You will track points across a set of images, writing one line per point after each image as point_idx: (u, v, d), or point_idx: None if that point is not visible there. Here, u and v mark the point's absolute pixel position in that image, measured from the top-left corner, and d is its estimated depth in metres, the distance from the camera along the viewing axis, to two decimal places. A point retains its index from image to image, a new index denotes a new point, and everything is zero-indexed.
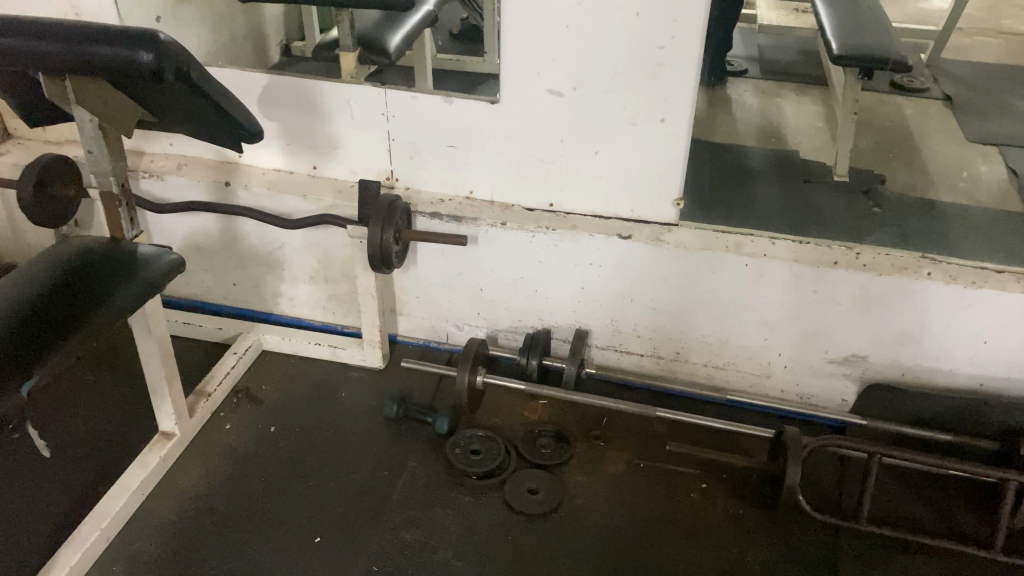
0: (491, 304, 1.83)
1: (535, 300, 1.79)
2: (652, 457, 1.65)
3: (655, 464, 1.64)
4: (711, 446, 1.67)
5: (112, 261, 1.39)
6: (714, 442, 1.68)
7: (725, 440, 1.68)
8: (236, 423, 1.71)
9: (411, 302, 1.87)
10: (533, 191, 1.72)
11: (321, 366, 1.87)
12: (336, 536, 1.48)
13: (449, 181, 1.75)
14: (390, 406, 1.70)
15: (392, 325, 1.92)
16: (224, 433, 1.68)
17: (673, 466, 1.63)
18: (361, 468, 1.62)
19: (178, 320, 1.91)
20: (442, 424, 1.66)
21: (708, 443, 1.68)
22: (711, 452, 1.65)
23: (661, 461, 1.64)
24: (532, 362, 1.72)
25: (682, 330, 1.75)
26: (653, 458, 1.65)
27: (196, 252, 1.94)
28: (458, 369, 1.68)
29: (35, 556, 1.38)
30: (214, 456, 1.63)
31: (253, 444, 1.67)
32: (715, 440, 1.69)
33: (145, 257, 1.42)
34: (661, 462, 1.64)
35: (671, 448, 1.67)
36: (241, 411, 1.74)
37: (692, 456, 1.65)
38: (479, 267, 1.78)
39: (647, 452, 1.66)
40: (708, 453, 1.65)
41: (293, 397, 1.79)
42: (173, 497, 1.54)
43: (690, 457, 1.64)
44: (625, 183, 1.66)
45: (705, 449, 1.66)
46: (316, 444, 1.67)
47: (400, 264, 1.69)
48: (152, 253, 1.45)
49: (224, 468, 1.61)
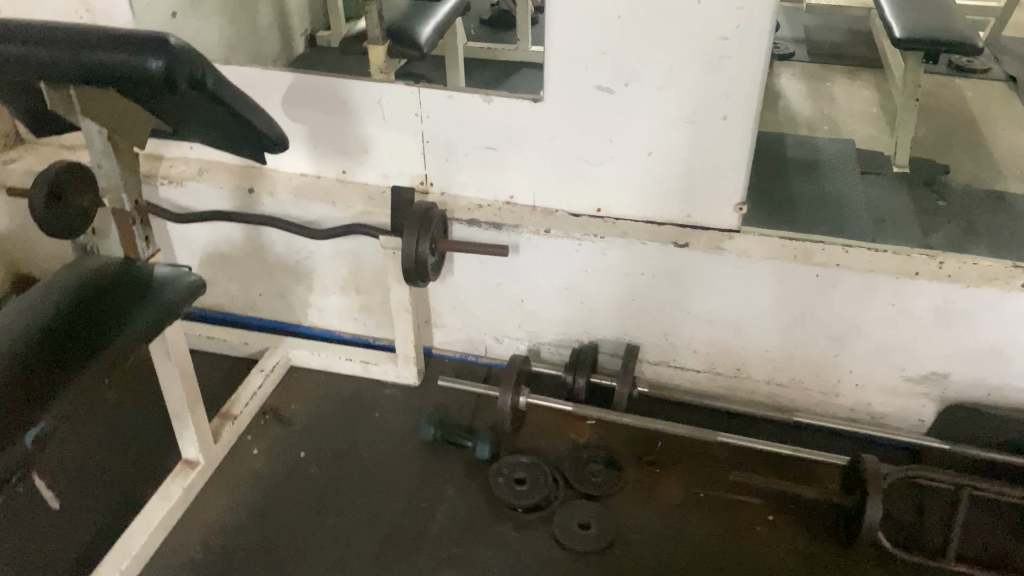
0: (533, 317, 1.70)
1: (581, 312, 1.66)
2: (711, 486, 1.52)
3: (716, 493, 1.50)
4: (776, 474, 1.53)
5: (127, 284, 1.28)
6: (779, 469, 1.54)
7: (790, 467, 1.55)
8: (263, 448, 1.60)
9: (447, 314, 1.74)
10: (579, 196, 1.59)
11: (353, 383, 1.75)
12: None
13: (488, 186, 1.62)
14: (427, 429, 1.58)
15: (427, 338, 1.80)
16: (251, 459, 1.58)
17: (736, 496, 1.50)
18: (397, 498, 1.51)
19: (202, 334, 1.80)
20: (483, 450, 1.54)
21: (772, 470, 1.54)
22: (777, 481, 1.52)
23: (722, 490, 1.51)
24: (580, 381, 1.60)
25: (743, 345, 1.61)
26: (713, 488, 1.51)
27: (219, 261, 1.83)
28: (500, 390, 1.56)
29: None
30: (241, 484, 1.52)
31: (282, 470, 1.56)
32: (779, 466, 1.55)
33: (161, 279, 1.30)
34: (722, 491, 1.51)
35: (733, 476, 1.53)
36: (269, 434, 1.63)
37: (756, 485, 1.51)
38: (521, 278, 1.65)
39: (706, 480, 1.53)
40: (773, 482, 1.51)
41: (324, 417, 1.67)
42: (197, 530, 1.44)
43: (753, 487, 1.51)
44: (681, 186, 1.52)
45: (769, 478, 1.52)
46: (349, 470, 1.56)
47: (436, 277, 1.56)
48: (169, 274, 1.32)
49: (251, 499, 1.50)
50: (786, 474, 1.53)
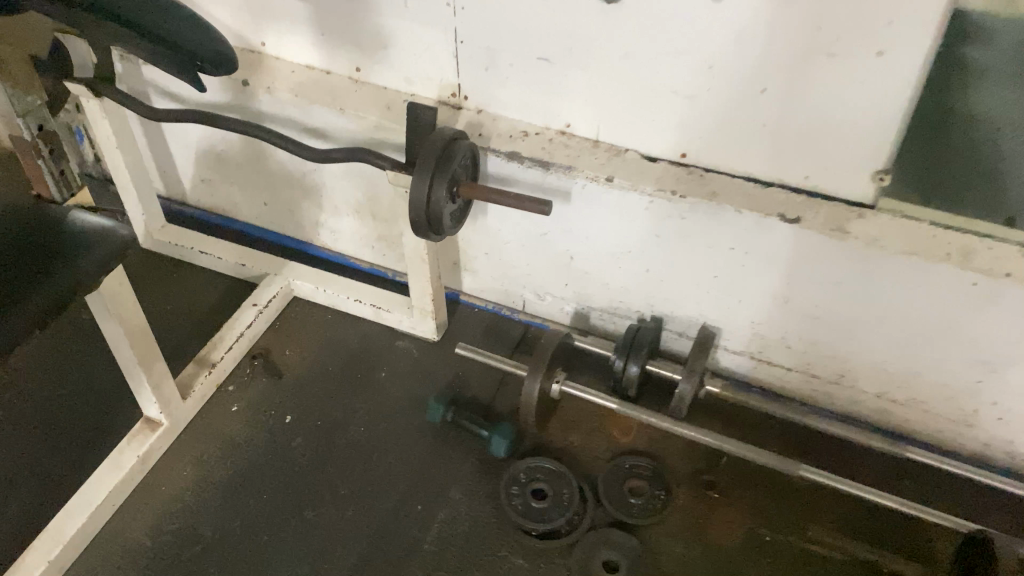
0: (584, 276, 1.34)
1: (645, 281, 1.30)
2: (775, 528, 1.19)
3: (780, 537, 1.18)
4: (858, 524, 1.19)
5: (36, 250, 0.95)
6: (864, 517, 1.20)
7: (880, 518, 1.20)
8: (243, 405, 1.34)
9: (480, 259, 1.41)
10: (658, 135, 1.17)
11: (361, 328, 1.46)
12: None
13: (538, 107, 1.22)
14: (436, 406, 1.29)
15: (455, 281, 1.47)
16: (227, 418, 1.32)
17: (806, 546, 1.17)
18: (389, 494, 1.23)
19: (193, 248, 1.52)
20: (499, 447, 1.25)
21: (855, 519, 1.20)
22: (859, 537, 1.17)
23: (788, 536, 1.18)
24: (632, 369, 1.26)
25: (851, 348, 1.23)
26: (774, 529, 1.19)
27: (218, 160, 1.51)
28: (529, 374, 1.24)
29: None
30: (210, 451, 1.28)
31: (262, 437, 1.30)
32: (863, 514, 1.21)
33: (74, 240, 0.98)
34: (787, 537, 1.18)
35: (806, 519, 1.20)
36: (254, 386, 1.37)
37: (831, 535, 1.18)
38: (572, 231, 1.28)
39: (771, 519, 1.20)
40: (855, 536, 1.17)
41: (320, 369, 1.40)
42: (152, 508, 1.21)
43: (829, 539, 1.17)
44: (800, 137, 1.09)
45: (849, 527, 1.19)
46: (338, 447, 1.29)
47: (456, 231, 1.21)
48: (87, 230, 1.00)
49: (218, 473, 1.25)
50: (871, 525, 1.19)
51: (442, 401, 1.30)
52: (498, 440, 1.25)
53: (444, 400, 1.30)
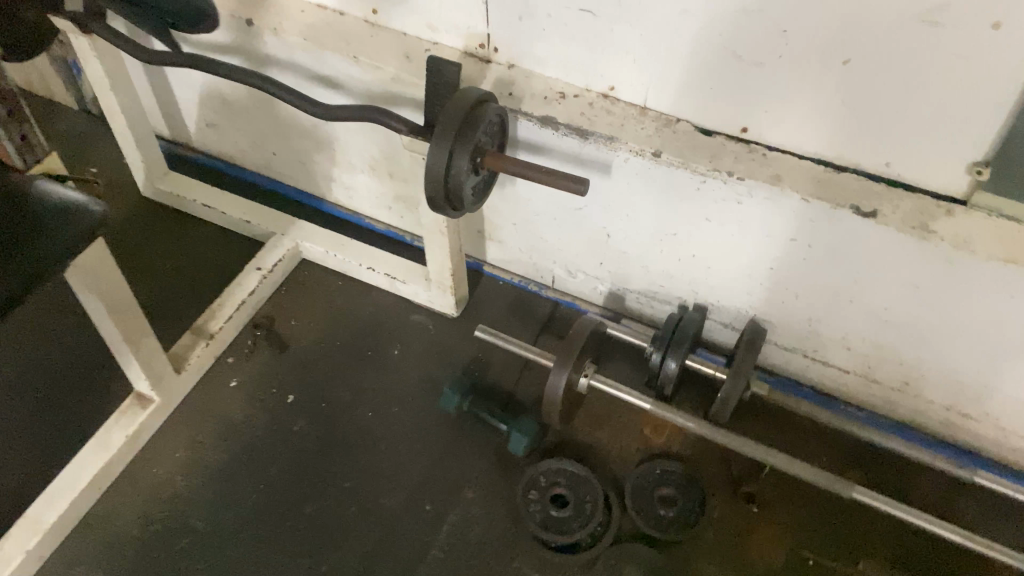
0: (622, 256, 1.20)
1: (690, 266, 1.15)
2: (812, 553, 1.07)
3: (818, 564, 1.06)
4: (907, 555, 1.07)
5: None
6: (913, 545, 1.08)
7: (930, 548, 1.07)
8: (244, 380, 1.24)
9: (506, 229, 1.27)
10: (716, 105, 1.01)
11: (374, 297, 1.34)
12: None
13: (578, 66, 1.06)
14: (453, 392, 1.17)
15: (478, 250, 1.33)
16: (225, 395, 1.22)
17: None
18: (396, 490, 1.13)
19: (196, 200, 1.39)
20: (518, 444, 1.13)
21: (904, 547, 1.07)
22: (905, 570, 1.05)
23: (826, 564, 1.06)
24: (671, 365, 1.12)
25: (922, 357, 1.08)
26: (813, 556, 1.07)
27: (223, 104, 1.37)
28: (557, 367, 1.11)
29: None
30: (206, 431, 1.18)
31: (263, 418, 1.20)
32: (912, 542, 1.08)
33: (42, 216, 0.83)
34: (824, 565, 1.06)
35: (848, 544, 1.08)
36: (255, 358, 1.26)
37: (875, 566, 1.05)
38: (612, 206, 1.14)
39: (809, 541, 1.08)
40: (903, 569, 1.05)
41: (328, 343, 1.28)
42: (140, 492, 1.12)
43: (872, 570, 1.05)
44: (886, 119, 0.92)
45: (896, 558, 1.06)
46: (343, 432, 1.18)
47: (478, 206, 1.07)
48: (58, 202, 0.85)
49: (214, 457, 1.16)
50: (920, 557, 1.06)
51: (459, 388, 1.18)
52: (518, 436, 1.13)
53: (460, 386, 1.18)
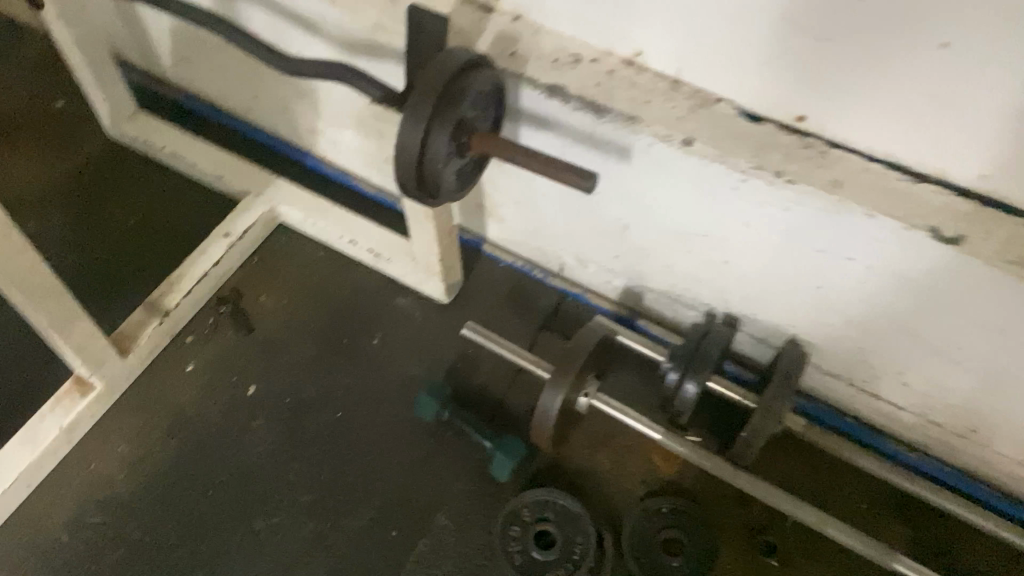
0: (641, 252, 1.01)
1: (721, 272, 0.96)
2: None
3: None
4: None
5: None
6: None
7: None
8: (201, 365, 1.09)
9: (509, 207, 1.08)
10: (766, 86, 0.79)
11: (356, 274, 1.17)
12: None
13: (595, 23, 0.84)
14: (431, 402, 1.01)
15: (478, 226, 1.15)
16: (179, 381, 1.08)
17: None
18: (363, 510, 0.99)
19: (163, 148, 1.22)
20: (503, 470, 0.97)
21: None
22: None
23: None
24: (691, 392, 0.94)
25: (995, 407, 0.89)
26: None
27: (193, 38, 1.18)
28: (554, 386, 0.93)
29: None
30: (154, 424, 1.04)
31: (221, 413, 1.05)
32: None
33: None
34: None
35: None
36: (217, 340, 1.11)
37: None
38: (632, 196, 0.94)
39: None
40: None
41: (301, 326, 1.12)
42: (75, 494, 0.99)
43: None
44: (987, 124, 0.70)
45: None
46: (308, 436, 1.04)
47: (460, 193, 0.88)
48: None
49: (160, 455, 1.02)
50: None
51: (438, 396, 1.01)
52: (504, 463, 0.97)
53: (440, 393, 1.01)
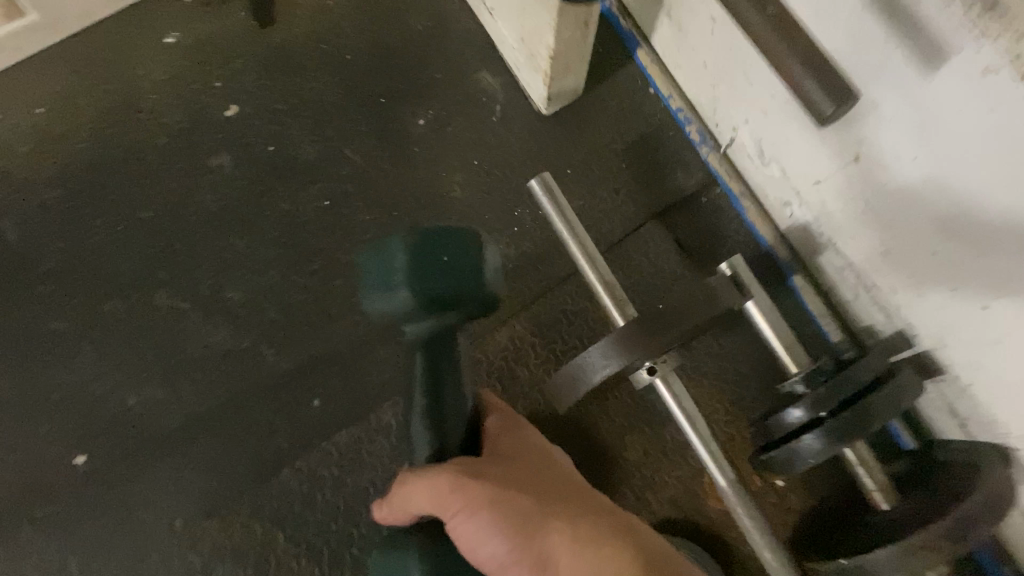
0: (869, 209, 0.58)
1: (973, 316, 0.54)
2: (471, 509, 0.43)
3: (569, 475, 0.50)
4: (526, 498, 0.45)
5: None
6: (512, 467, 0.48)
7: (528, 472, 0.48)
8: (187, 44, 0.75)
9: (698, 25, 0.64)
10: None
11: (448, 10, 0.77)
12: (105, 503, 0.66)
13: None
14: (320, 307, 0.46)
15: (650, 20, 0.72)
16: (149, 54, 0.75)
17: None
18: (292, 350, 0.69)
19: None
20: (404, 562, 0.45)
21: (400, 517, 0.47)
22: (483, 478, 0.45)
23: (573, 538, 0.42)
24: (816, 446, 0.57)
25: None
26: (444, 486, 0.44)
27: None
28: (603, 344, 0.57)
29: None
30: (94, 97, 0.74)
31: (175, 123, 0.74)
32: (525, 478, 0.47)
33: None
34: (570, 537, 0.42)
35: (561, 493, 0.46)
36: (220, 19, 0.76)
37: (442, 491, 0.44)
38: (890, 105, 0.50)
39: (401, 500, 0.46)
40: (534, 468, 0.49)
41: (333, 52, 0.76)
42: None
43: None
44: None
45: (500, 502, 0.44)
46: (271, 209, 0.72)
47: None
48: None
49: (85, 141, 0.73)
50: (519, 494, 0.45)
51: (429, 247, 0.44)
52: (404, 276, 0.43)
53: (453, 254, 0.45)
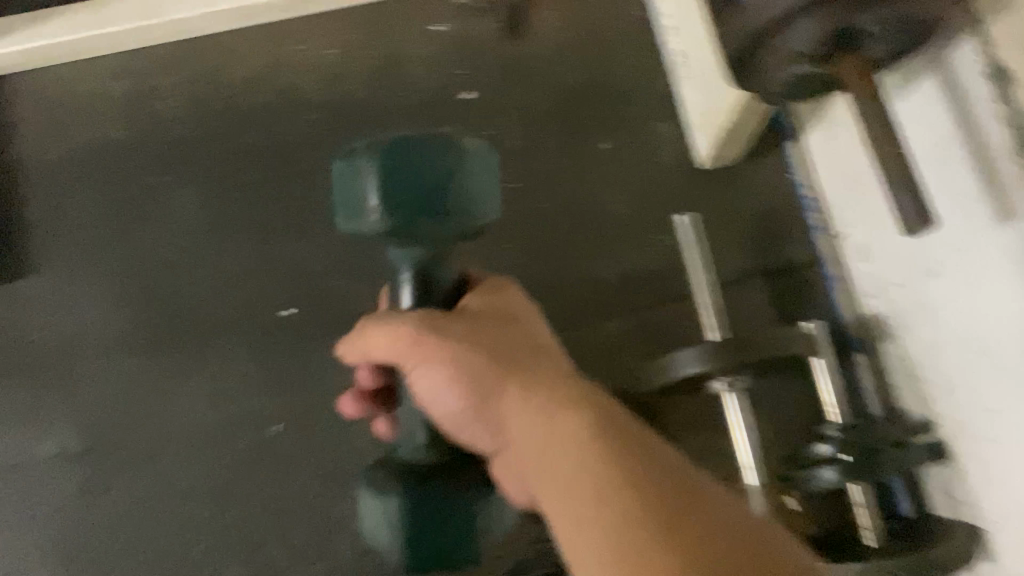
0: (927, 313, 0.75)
1: (977, 414, 0.71)
2: (433, 372, 0.53)
3: (531, 333, 0.55)
4: (483, 373, 0.51)
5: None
6: (475, 326, 0.54)
7: (494, 331, 0.54)
8: (448, 34, 0.98)
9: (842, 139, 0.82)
10: None
11: (648, 68, 0.98)
12: None
13: None
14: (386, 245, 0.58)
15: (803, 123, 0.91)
16: (417, 34, 0.98)
17: (551, 484, 0.45)
18: None
19: None
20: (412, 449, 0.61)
21: (355, 352, 0.57)
22: (440, 340, 0.52)
23: (525, 405, 0.48)
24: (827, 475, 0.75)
25: None
26: (408, 340, 0.53)
27: None
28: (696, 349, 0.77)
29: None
30: (369, 55, 0.97)
31: (421, 91, 0.96)
32: (489, 341, 0.52)
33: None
34: (527, 402, 0.48)
35: (517, 359, 0.52)
36: (477, 24, 0.99)
37: (405, 343, 0.53)
38: (960, 241, 0.67)
39: (369, 340, 0.55)
40: (500, 323, 0.54)
41: (552, 73, 0.98)
42: (269, 62, 0.97)
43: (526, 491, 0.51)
44: None
45: (463, 372, 0.51)
46: None
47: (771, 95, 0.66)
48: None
49: (354, 85, 0.96)
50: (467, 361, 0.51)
51: (390, 172, 0.52)
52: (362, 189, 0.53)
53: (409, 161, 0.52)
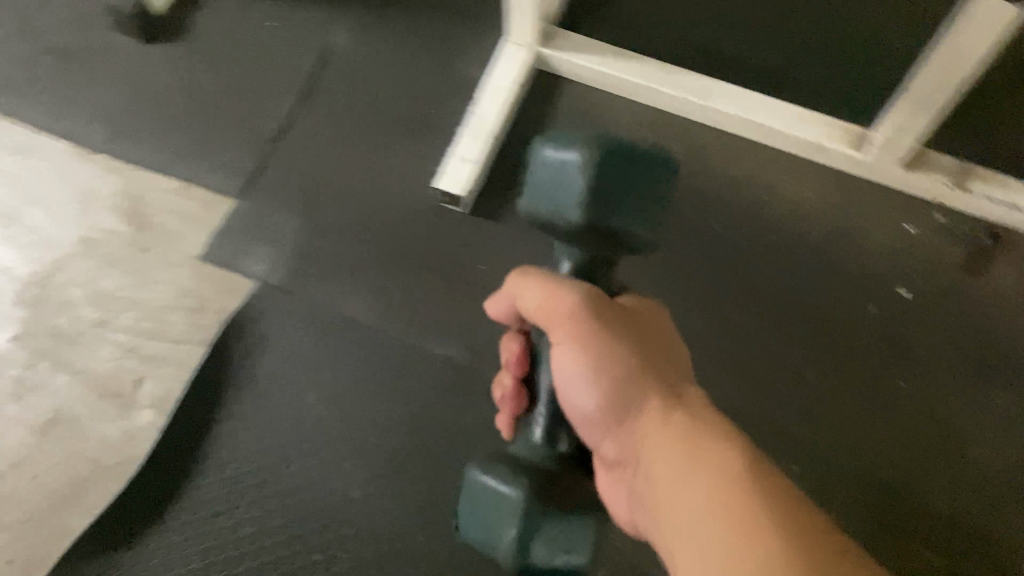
0: None
1: None
2: (580, 342, 0.67)
3: (669, 355, 0.71)
4: (628, 375, 0.66)
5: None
6: (630, 328, 0.69)
7: (641, 341, 0.69)
8: (914, 235, 1.11)
9: None
10: None
11: None
12: None
13: None
14: (548, 197, 0.69)
15: None
16: (889, 221, 1.12)
17: (674, 489, 0.58)
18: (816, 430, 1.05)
19: None
20: (525, 450, 0.72)
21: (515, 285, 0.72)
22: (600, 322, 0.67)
23: (664, 419, 0.63)
24: None
25: None
26: (569, 307, 0.68)
27: None
28: None
29: (645, 39, 1.19)
30: (841, 216, 1.13)
31: (869, 268, 1.10)
32: (637, 349, 0.68)
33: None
34: (661, 414, 0.63)
35: (648, 374, 0.67)
36: (944, 240, 1.11)
37: (566, 309, 0.68)
38: None
39: (535, 287, 0.70)
40: (650, 340, 0.70)
41: (984, 316, 1.08)
42: (760, 177, 1.14)
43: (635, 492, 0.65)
44: None
45: (613, 362, 0.66)
46: (874, 356, 1.07)
47: None
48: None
49: (817, 233, 1.12)
50: (612, 349, 0.67)
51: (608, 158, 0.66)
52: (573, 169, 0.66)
53: (626, 150, 0.67)
